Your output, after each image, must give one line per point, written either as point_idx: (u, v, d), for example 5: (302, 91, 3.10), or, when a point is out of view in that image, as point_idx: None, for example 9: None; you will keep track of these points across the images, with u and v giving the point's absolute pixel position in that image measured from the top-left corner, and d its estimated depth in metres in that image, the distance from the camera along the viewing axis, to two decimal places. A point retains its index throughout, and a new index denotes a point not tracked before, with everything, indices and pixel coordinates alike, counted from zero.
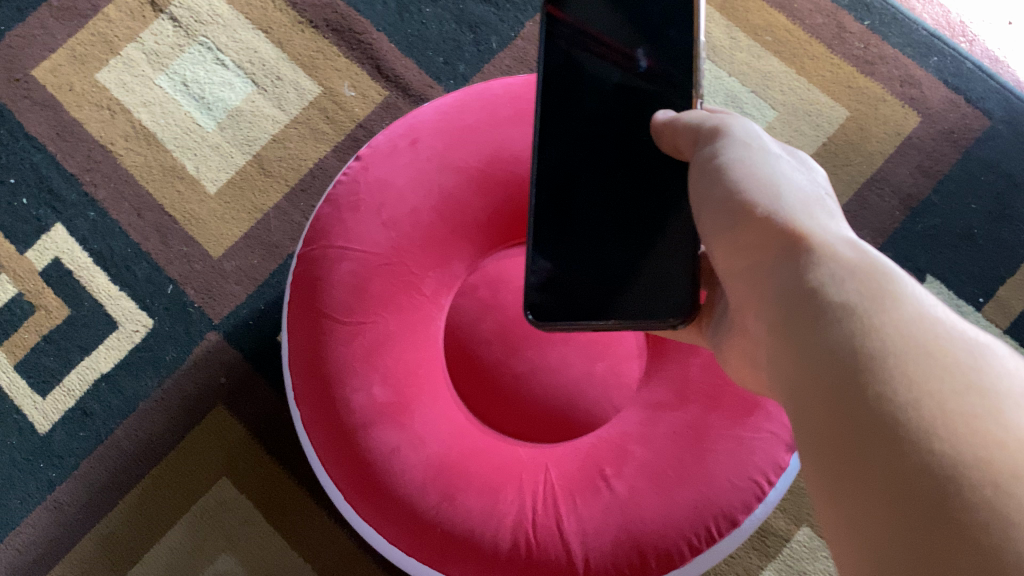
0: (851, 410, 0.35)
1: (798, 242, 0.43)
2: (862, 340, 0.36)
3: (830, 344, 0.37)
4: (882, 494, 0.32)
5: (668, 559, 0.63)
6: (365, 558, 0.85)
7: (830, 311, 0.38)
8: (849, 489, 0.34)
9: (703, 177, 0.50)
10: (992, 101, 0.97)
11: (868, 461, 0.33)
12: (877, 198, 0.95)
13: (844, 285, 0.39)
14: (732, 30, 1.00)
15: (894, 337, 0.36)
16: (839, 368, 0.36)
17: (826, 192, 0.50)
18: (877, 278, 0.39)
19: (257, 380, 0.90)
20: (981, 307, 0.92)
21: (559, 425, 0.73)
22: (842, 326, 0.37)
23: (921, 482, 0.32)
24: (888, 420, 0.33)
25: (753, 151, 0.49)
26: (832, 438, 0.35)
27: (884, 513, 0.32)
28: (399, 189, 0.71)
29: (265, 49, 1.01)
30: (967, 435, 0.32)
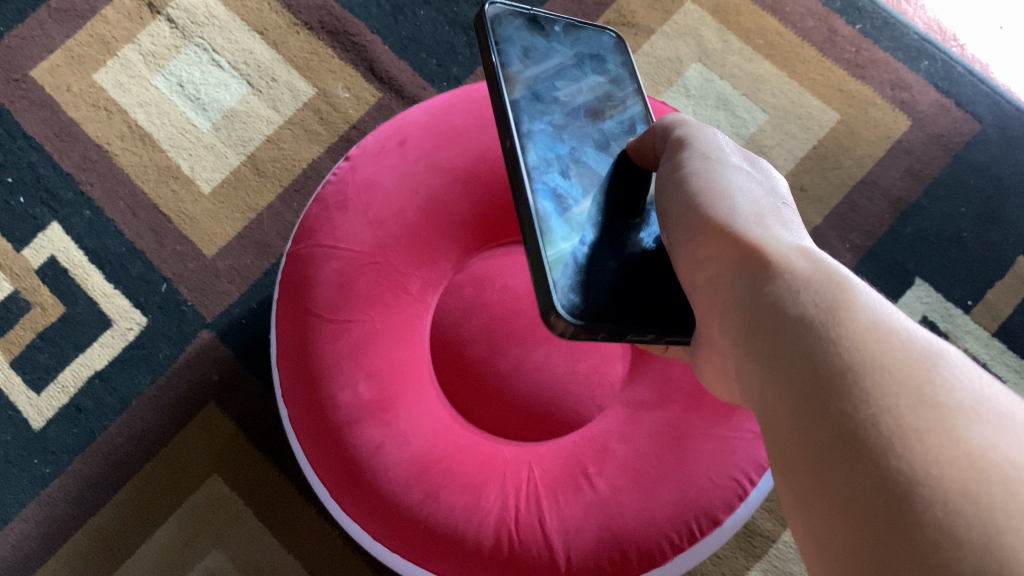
0: (807, 407, 0.35)
1: (756, 245, 0.44)
2: (815, 339, 0.36)
3: (783, 350, 0.37)
4: (839, 489, 0.32)
5: (650, 557, 0.64)
6: (353, 554, 0.86)
7: (786, 313, 0.39)
8: (810, 488, 0.34)
9: (667, 185, 0.51)
10: (982, 105, 0.98)
11: (823, 467, 0.33)
12: (866, 202, 0.95)
13: (796, 289, 0.40)
14: (724, 33, 1.01)
15: (841, 336, 0.36)
16: (795, 367, 0.36)
17: (786, 204, 0.51)
18: (826, 279, 0.39)
19: (247, 377, 0.91)
20: (970, 310, 0.91)
21: (543, 423, 0.74)
22: (793, 331, 0.38)
23: (873, 486, 0.31)
24: (841, 424, 0.33)
25: (712, 162, 0.51)
26: (793, 437, 0.35)
27: (842, 508, 0.32)
28: (386, 188, 0.71)
29: (261, 51, 1.02)
30: (914, 437, 0.31)
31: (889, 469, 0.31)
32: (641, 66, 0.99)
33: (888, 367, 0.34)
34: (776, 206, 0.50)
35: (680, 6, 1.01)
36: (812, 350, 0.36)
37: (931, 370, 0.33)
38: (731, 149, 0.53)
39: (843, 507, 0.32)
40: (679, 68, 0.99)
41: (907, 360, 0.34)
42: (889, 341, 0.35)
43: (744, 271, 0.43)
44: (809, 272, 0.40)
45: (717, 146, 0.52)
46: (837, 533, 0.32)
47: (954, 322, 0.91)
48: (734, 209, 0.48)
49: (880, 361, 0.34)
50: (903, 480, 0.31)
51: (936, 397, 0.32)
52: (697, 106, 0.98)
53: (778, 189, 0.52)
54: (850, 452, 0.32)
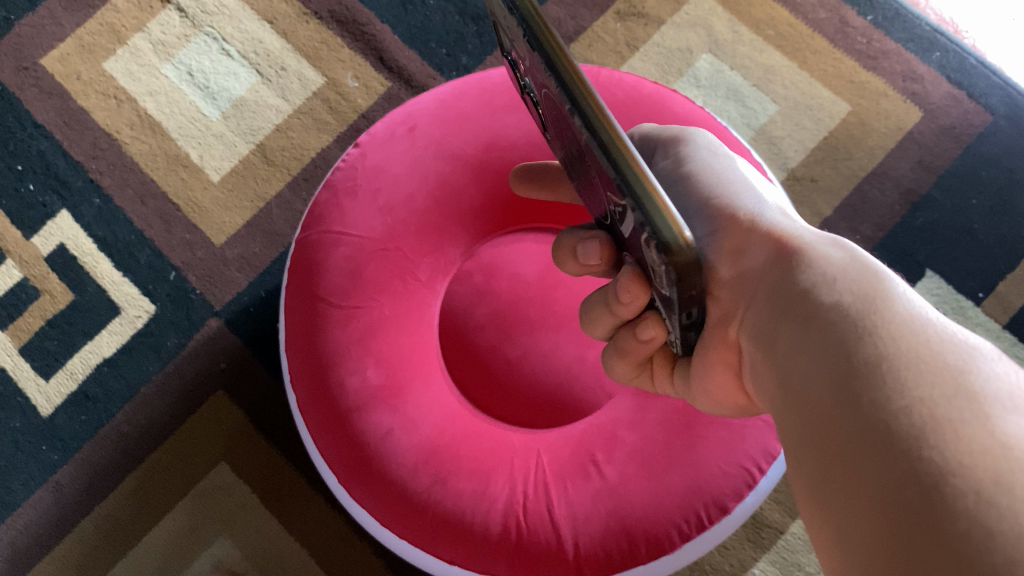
0: (840, 399, 0.35)
1: (784, 244, 0.44)
2: (854, 335, 0.36)
3: (814, 343, 0.38)
4: (867, 476, 0.32)
5: (657, 546, 0.63)
6: (360, 542, 0.85)
7: (822, 309, 0.39)
8: (835, 476, 0.33)
9: (675, 180, 0.51)
10: (995, 97, 0.98)
11: (848, 456, 0.33)
12: (877, 193, 0.95)
13: (832, 280, 0.40)
14: (735, 24, 1.01)
15: (876, 328, 0.36)
16: (830, 363, 0.36)
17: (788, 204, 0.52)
18: (858, 274, 0.40)
19: (254, 365, 0.90)
20: (981, 302, 0.91)
21: (550, 410, 0.74)
22: (825, 325, 0.38)
23: (901, 473, 0.31)
24: (871, 414, 0.33)
25: (717, 159, 0.52)
26: (820, 427, 0.35)
27: (868, 494, 0.31)
28: (395, 175, 0.72)
29: (270, 40, 1.02)
30: (948, 425, 0.31)
31: (922, 458, 0.30)
32: (651, 57, 0.99)
33: (921, 356, 0.34)
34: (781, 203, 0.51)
35: None
36: (845, 343, 0.36)
37: (966, 361, 0.34)
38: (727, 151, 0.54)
39: (869, 492, 0.31)
40: (688, 58, 0.99)
41: (940, 351, 0.34)
42: (923, 333, 0.35)
43: (773, 266, 0.44)
44: (837, 267, 0.41)
45: (715, 146, 0.53)
46: (861, 521, 0.31)
47: (964, 313, 0.91)
48: (754, 205, 0.49)
49: (914, 349, 0.34)
50: (932, 467, 0.30)
51: (967, 383, 0.32)
52: (708, 96, 0.98)
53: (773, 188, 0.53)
54: (876, 436, 0.32)
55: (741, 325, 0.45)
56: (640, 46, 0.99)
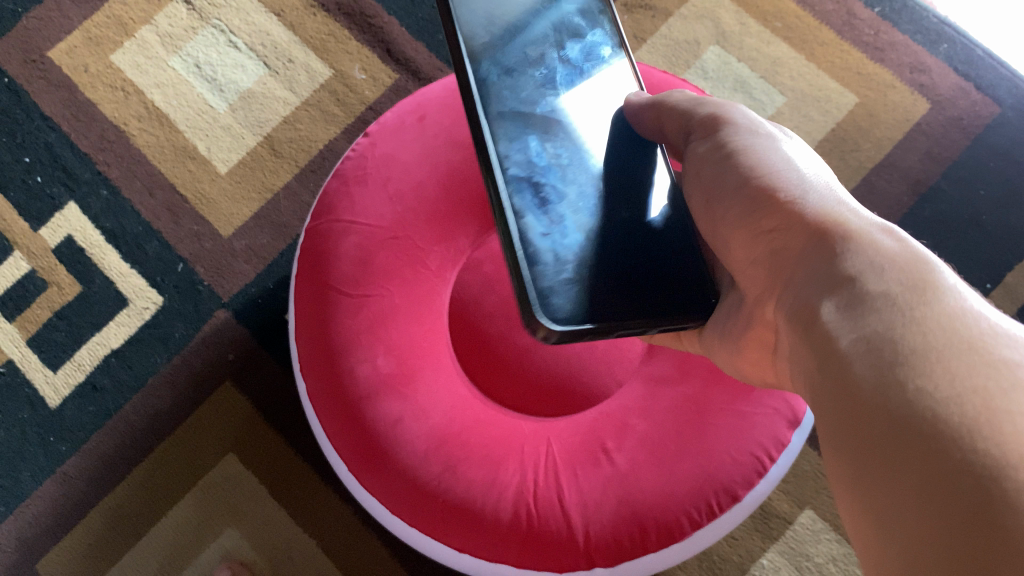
0: (885, 388, 0.34)
1: (827, 229, 0.45)
2: (898, 323, 0.36)
3: (854, 326, 0.38)
4: (915, 466, 0.32)
5: (669, 534, 0.63)
6: (368, 533, 0.86)
7: (866, 299, 0.38)
8: (881, 461, 0.33)
9: (719, 166, 0.53)
10: (1002, 88, 0.98)
11: (894, 442, 0.33)
12: (885, 183, 0.95)
13: (879, 268, 0.40)
14: (742, 16, 1.01)
15: (924, 315, 0.36)
16: (871, 350, 0.36)
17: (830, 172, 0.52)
18: (905, 257, 0.40)
19: (263, 356, 0.91)
20: (988, 292, 0.92)
21: (562, 398, 0.74)
22: (872, 309, 0.38)
23: (952, 465, 0.30)
24: (919, 402, 0.33)
25: (759, 137, 0.53)
26: (861, 412, 0.35)
27: (915, 482, 0.31)
28: (405, 163, 0.72)
29: (278, 32, 1.02)
30: (1003, 417, 0.31)
31: (975, 451, 0.30)
32: (658, 49, 0.99)
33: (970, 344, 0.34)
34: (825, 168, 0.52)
35: None
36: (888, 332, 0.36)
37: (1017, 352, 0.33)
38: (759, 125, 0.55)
39: (913, 479, 0.32)
40: (695, 50, 0.99)
41: (991, 343, 0.34)
42: (974, 324, 0.35)
43: (815, 252, 0.44)
44: (882, 251, 0.41)
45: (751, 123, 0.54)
46: (905, 506, 0.31)
47: None
48: (800, 184, 0.49)
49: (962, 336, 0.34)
50: (987, 461, 0.30)
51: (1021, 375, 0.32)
52: (715, 89, 0.98)
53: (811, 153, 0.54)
54: (924, 424, 0.32)
55: (776, 307, 0.46)
56: (647, 38, 0.99)
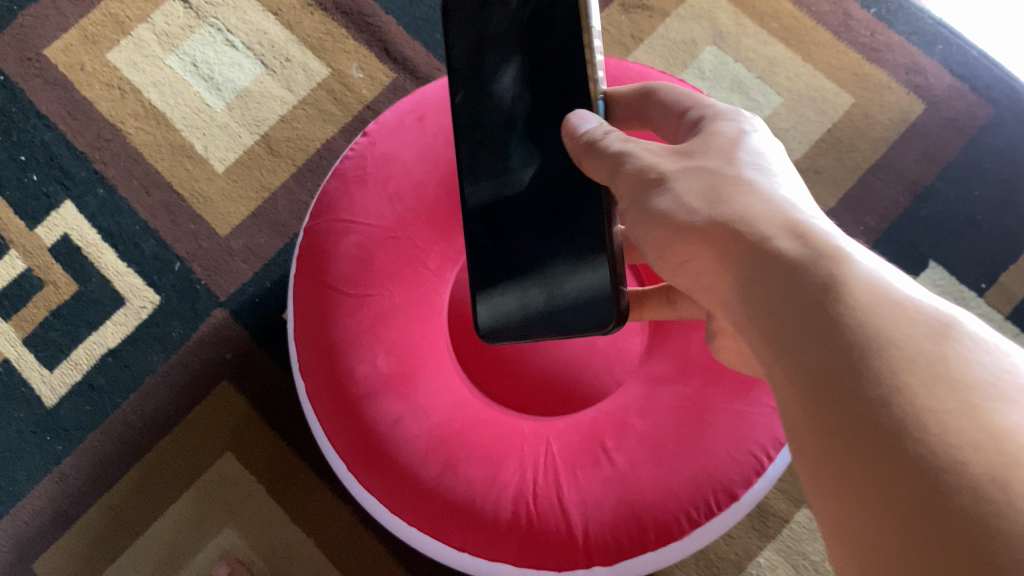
0: (819, 402, 0.29)
1: (731, 229, 0.38)
2: (810, 330, 0.31)
3: (774, 347, 0.32)
4: (863, 487, 0.27)
5: (667, 533, 0.63)
6: (365, 532, 0.86)
7: (778, 307, 0.33)
8: (829, 483, 0.28)
9: (625, 200, 0.46)
10: (998, 89, 0.98)
11: (836, 462, 0.28)
12: (881, 184, 0.96)
13: (786, 269, 0.33)
14: (740, 16, 1.01)
15: (836, 329, 0.30)
16: (794, 363, 0.31)
17: (744, 147, 0.45)
18: (804, 261, 0.33)
19: (262, 355, 0.91)
20: (983, 292, 0.93)
21: (562, 398, 0.75)
22: (783, 342, 0.32)
23: (900, 483, 0.25)
24: (849, 413, 0.28)
25: (650, 161, 0.46)
26: (802, 433, 0.30)
27: (865, 505, 0.26)
28: (404, 163, 0.72)
29: (275, 31, 1.01)
30: (934, 420, 0.25)
31: (914, 458, 0.25)
32: (655, 49, 1.00)
33: (889, 343, 0.28)
34: (729, 148, 0.44)
35: None
36: (802, 370, 0.30)
37: (952, 335, 0.28)
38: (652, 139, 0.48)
39: (890, 535, 0.25)
40: (692, 50, 1.00)
41: (914, 332, 0.28)
42: (890, 312, 0.29)
43: (727, 255, 0.37)
44: (779, 262, 0.34)
45: (636, 147, 0.47)
46: (865, 535, 0.26)
47: (966, 304, 0.92)
48: (695, 195, 0.42)
49: (873, 339, 0.28)
50: (935, 471, 0.25)
51: (966, 370, 0.26)
52: (712, 89, 0.99)
53: (712, 130, 0.46)
54: (884, 457, 0.26)
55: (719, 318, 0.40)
56: (645, 38, 1.00)
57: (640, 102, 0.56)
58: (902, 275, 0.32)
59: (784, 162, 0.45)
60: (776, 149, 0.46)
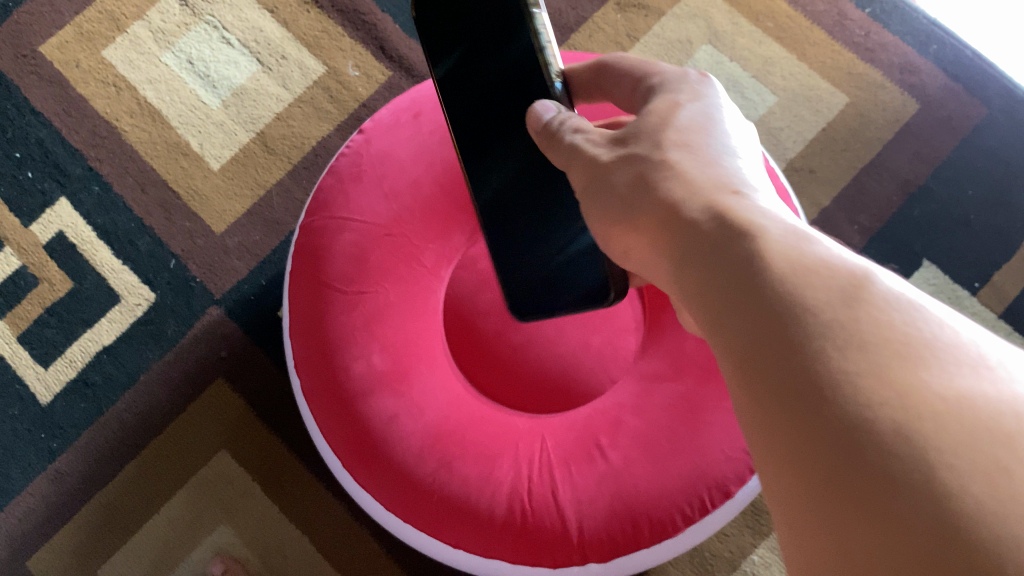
0: (753, 369, 0.30)
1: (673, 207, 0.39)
2: (736, 301, 0.32)
3: (710, 319, 0.33)
4: (796, 449, 0.28)
5: (662, 529, 0.64)
6: (360, 529, 0.86)
7: (710, 280, 0.34)
8: (767, 447, 0.29)
9: (585, 191, 0.48)
10: (992, 89, 0.99)
11: (772, 428, 0.29)
12: (875, 183, 0.96)
13: (717, 242, 0.35)
14: (735, 16, 1.01)
15: (751, 300, 0.31)
16: (728, 334, 0.32)
17: (681, 120, 0.46)
18: (725, 237, 0.34)
19: (257, 353, 0.91)
20: (976, 292, 0.93)
21: (557, 395, 0.75)
22: (711, 318, 0.33)
23: (831, 446, 0.26)
24: (776, 379, 0.29)
25: (594, 152, 0.47)
26: (741, 400, 0.31)
27: (801, 470, 0.27)
28: (400, 161, 0.72)
29: (271, 28, 1.01)
30: (849, 378, 0.26)
31: (844, 419, 0.26)
32: (650, 48, 1.00)
33: (797, 307, 0.29)
34: (664, 124, 0.45)
35: None
36: (728, 343, 0.32)
37: (854, 291, 0.29)
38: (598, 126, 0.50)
39: (810, 489, 0.27)
40: (687, 50, 1.00)
41: (824, 291, 0.29)
42: (806, 275, 0.30)
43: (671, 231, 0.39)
44: (712, 236, 0.35)
45: (579, 139, 0.49)
46: (806, 497, 0.27)
47: (959, 304, 0.93)
48: (642, 180, 0.43)
49: (782, 305, 0.30)
50: (866, 431, 0.26)
51: (864, 324, 0.27)
52: None
53: (650, 108, 0.48)
54: (799, 416, 0.27)
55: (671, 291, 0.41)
56: (640, 37, 1.00)
57: (598, 76, 0.56)
58: (819, 236, 0.34)
59: (723, 129, 0.46)
60: (715, 116, 0.47)
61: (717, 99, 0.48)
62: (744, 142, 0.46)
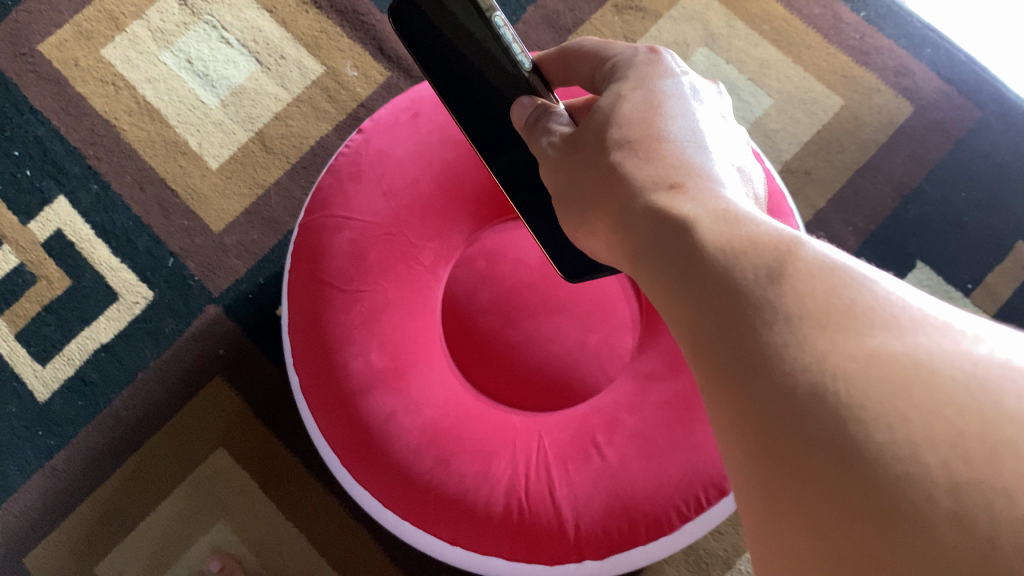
0: (707, 340, 0.32)
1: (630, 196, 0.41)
2: (690, 277, 0.34)
3: (666, 296, 0.35)
4: (747, 412, 0.29)
5: (658, 526, 0.64)
6: (357, 527, 0.86)
7: (667, 258, 0.36)
8: (721, 410, 0.31)
9: (556, 191, 0.50)
10: (985, 93, 1.00)
11: (724, 391, 0.30)
12: (869, 186, 0.97)
13: (675, 222, 0.37)
14: (731, 18, 1.02)
15: (693, 286, 0.33)
16: (684, 307, 0.34)
17: (629, 106, 0.47)
18: (667, 228, 0.37)
19: (255, 351, 0.91)
20: (969, 293, 0.94)
21: (552, 392, 0.75)
22: (665, 308, 0.36)
23: (778, 408, 0.28)
24: (727, 346, 0.31)
25: (557, 156, 0.49)
26: (699, 370, 0.33)
27: (750, 431, 0.29)
28: (399, 160, 0.72)
29: (270, 28, 1.02)
30: (791, 344, 0.28)
31: (789, 383, 0.28)
32: None
33: (735, 292, 0.31)
34: (610, 116, 0.47)
35: None
36: (678, 329, 0.34)
37: (780, 268, 0.31)
38: (561, 125, 0.51)
39: (749, 452, 0.29)
40: (684, 52, 1.01)
41: (764, 266, 0.31)
42: (753, 255, 0.32)
43: (628, 217, 0.41)
44: (669, 218, 0.37)
45: (545, 147, 0.51)
46: (759, 458, 0.29)
47: (952, 305, 0.94)
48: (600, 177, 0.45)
49: (717, 289, 0.32)
50: (815, 397, 0.27)
51: (785, 298, 0.30)
52: None
53: (599, 100, 0.49)
54: (735, 387, 0.30)
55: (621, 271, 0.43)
56: (637, 40, 1.01)
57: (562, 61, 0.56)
58: (758, 216, 0.36)
59: (673, 106, 0.47)
60: (663, 94, 0.47)
61: (667, 73, 0.49)
62: (698, 115, 0.47)
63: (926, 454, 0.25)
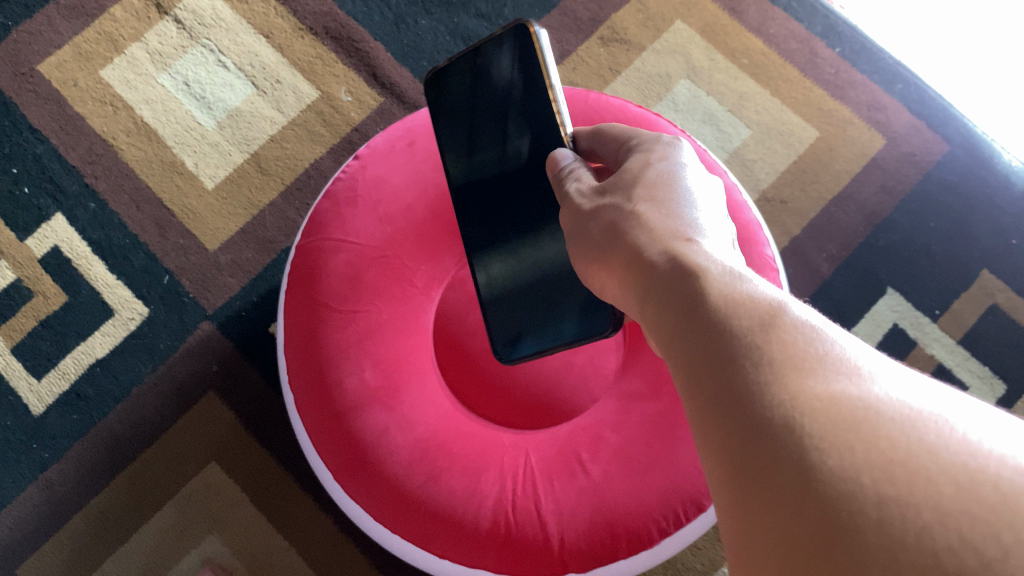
0: (699, 380, 0.36)
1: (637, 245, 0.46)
2: (688, 327, 0.38)
3: (667, 342, 0.40)
4: (729, 441, 0.33)
5: (638, 540, 0.67)
6: (347, 540, 0.88)
7: (669, 309, 0.40)
8: (706, 440, 0.34)
9: (573, 228, 0.54)
10: (953, 128, 1.04)
11: (711, 422, 0.34)
12: (843, 215, 1.01)
13: (675, 279, 0.41)
14: (712, 52, 1.06)
15: (690, 330, 0.38)
16: (682, 351, 0.38)
17: (658, 170, 0.52)
18: (674, 279, 0.41)
19: (248, 369, 0.93)
20: (937, 319, 0.98)
21: (541, 413, 0.79)
22: (664, 350, 0.40)
23: (754, 438, 0.31)
24: (715, 384, 0.34)
25: (582, 201, 0.54)
26: (692, 404, 0.36)
27: (730, 458, 0.32)
28: (395, 187, 0.75)
29: (266, 53, 1.05)
30: (769, 384, 0.32)
31: (762, 416, 0.31)
32: (632, 81, 1.05)
33: (725, 338, 0.35)
34: (637, 176, 0.52)
35: (671, 25, 1.07)
36: (675, 369, 0.38)
37: (764, 322, 0.35)
38: (586, 174, 0.56)
39: (721, 472, 0.33)
40: (667, 84, 1.05)
41: (748, 318, 0.36)
42: (742, 309, 0.36)
43: (635, 266, 0.45)
44: (668, 273, 0.42)
45: (571, 189, 0.55)
46: (735, 483, 0.32)
47: (920, 330, 0.97)
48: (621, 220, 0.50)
49: (709, 334, 0.36)
50: (784, 429, 0.31)
51: (768, 345, 0.34)
52: (685, 120, 1.04)
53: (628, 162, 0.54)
54: (717, 416, 0.34)
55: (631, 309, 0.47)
56: (622, 71, 1.05)
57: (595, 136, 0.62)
58: (748, 275, 0.40)
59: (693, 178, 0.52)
60: (686, 167, 0.53)
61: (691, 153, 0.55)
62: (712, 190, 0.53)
63: (860, 467, 0.28)
